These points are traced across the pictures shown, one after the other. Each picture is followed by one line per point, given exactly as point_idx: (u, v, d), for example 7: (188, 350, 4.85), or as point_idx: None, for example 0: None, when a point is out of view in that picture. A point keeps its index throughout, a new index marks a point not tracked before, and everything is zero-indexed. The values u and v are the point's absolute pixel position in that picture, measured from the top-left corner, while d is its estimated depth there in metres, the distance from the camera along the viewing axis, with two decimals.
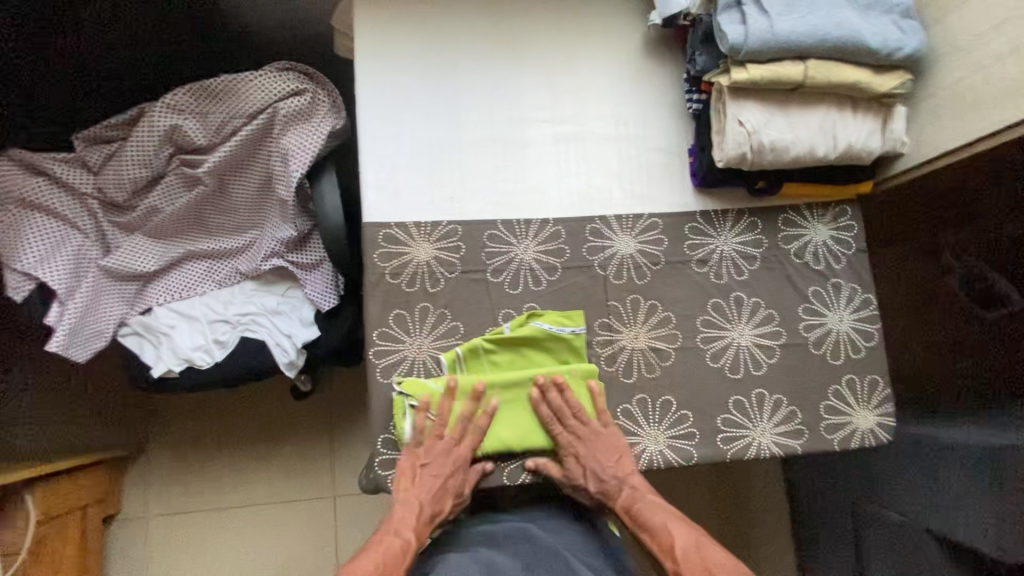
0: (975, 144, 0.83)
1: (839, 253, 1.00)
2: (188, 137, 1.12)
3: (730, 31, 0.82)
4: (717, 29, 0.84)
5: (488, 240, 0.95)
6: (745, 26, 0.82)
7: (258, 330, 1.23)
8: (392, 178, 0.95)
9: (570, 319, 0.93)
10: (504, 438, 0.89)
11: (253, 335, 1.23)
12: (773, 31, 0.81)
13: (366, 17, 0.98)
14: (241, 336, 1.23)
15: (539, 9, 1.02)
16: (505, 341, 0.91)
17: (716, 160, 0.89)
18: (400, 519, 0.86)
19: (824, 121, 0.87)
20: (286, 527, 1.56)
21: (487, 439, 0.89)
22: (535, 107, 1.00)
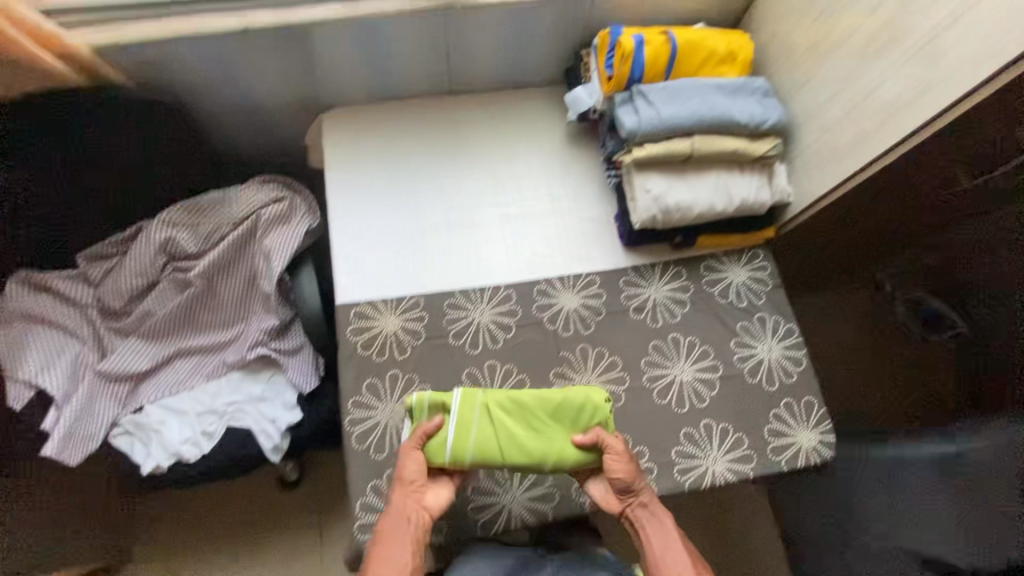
0: (839, 188, 0.99)
1: (759, 290, 1.14)
2: (179, 248, 1.26)
3: (625, 121, 1.01)
4: (617, 119, 1.03)
5: (448, 308, 1.07)
6: (637, 115, 1.01)
7: (243, 418, 1.31)
8: (360, 267, 1.09)
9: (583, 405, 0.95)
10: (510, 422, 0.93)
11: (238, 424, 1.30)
12: (660, 117, 0.99)
13: (333, 138, 1.18)
14: (228, 426, 1.30)
15: (477, 116, 1.23)
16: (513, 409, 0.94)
17: (634, 222, 1.05)
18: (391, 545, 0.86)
19: (717, 182, 1.04)
20: None
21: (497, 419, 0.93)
22: (482, 195, 1.17)
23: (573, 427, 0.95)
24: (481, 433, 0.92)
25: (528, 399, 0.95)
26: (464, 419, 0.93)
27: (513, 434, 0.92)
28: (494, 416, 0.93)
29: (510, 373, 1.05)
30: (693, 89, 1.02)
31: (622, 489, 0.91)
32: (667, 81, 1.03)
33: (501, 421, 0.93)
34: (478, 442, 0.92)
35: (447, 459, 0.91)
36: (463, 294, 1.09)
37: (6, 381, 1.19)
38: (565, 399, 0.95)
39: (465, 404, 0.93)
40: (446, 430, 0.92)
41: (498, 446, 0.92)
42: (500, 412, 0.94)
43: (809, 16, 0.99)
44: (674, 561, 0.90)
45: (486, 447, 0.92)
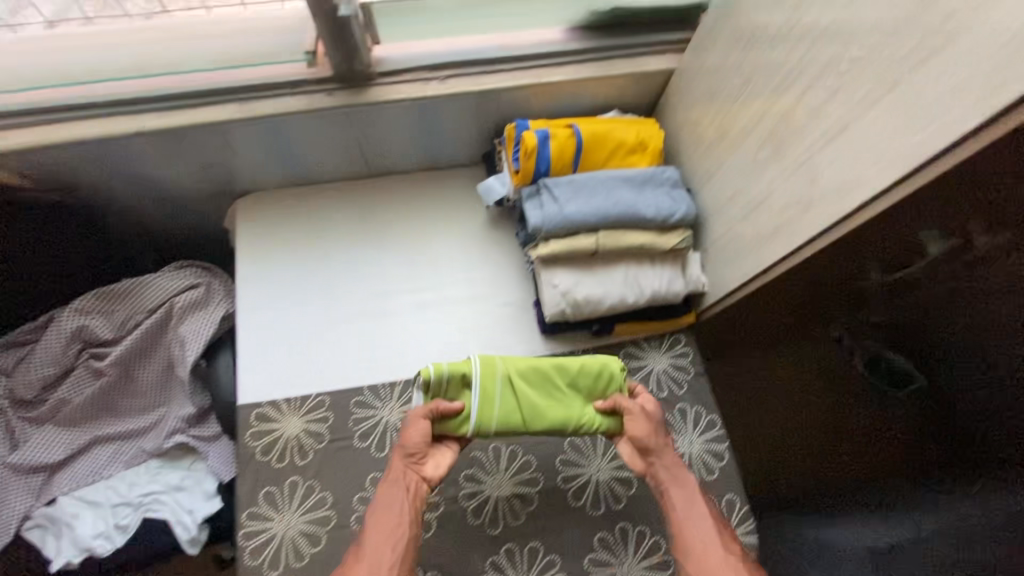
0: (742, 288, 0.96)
1: (680, 379, 1.10)
2: (93, 335, 1.22)
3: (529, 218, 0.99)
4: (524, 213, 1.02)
5: (354, 406, 1.04)
6: (541, 211, 0.99)
7: (159, 509, 1.25)
8: (264, 365, 1.06)
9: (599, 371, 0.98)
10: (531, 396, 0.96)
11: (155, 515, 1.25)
12: (563, 215, 0.98)
13: (245, 227, 1.15)
14: (144, 518, 1.24)
15: (395, 198, 1.20)
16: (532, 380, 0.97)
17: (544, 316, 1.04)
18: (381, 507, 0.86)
19: (627, 275, 1.02)
20: None
21: (520, 390, 0.96)
22: (395, 281, 1.14)
23: (589, 395, 0.99)
24: (503, 405, 0.95)
25: (547, 367, 0.98)
26: (486, 390, 0.95)
27: (533, 400, 0.96)
28: (515, 387, 0.96)
29: None
30: (599, 183, 1.01)
31: (645, 446, 0.93)
32: (573, 174, 1.02)
33: (522, 390, 0.96)
34: (501, 413, 0.95)
35: (469, 432, 0.94)
36: (372, 391, 1.05)
37: None
38: (582, 367, 0.98)
39: (487, 367, 0.96)
40: (468, 405, 0.94)
41: (522, 416, 0.95)
42: (520, 383, 0.96)
43: (711, 110, 0.98)
44: (699, 523, 0.87)
45: (509, 419, 0.95)
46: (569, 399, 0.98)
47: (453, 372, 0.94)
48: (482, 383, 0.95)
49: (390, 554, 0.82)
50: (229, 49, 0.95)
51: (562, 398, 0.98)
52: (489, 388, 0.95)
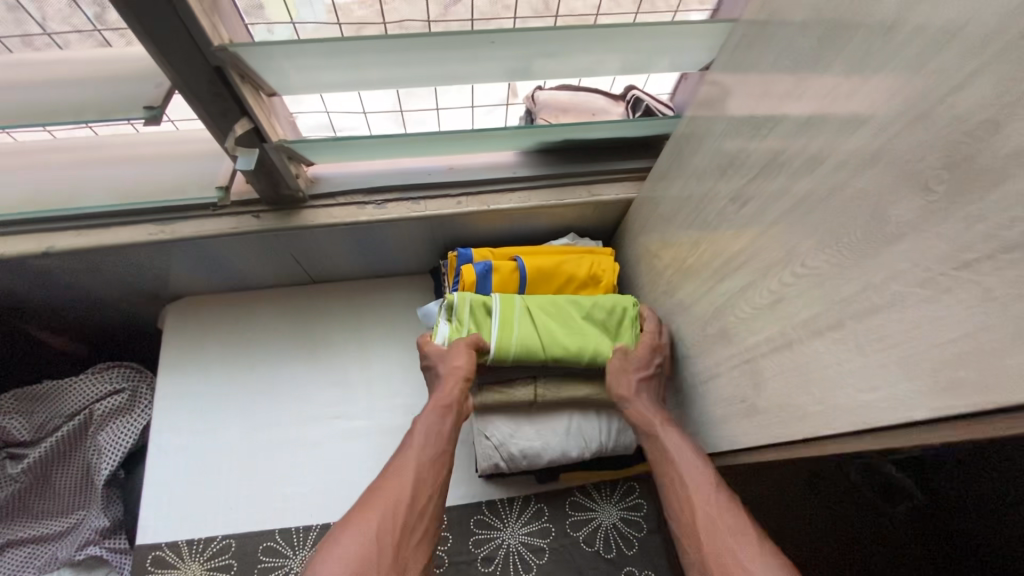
0: None
1: (631, 536, 0.97)
2: (9, 437, 1.14)
3: None
4: None
5: (262, 554, 0.92)
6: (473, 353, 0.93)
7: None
8: (172, 498, 0.97)
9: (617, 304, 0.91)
10: (549, 327, 0.88)
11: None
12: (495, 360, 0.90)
13: (176, 338, 1.09)
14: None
15: (339, 312, 1.13)
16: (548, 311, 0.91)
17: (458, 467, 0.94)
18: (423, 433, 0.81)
19: (570, 426, 0.92)
20: None
21: (538, 320, 0.89)
22: (327, 404, 1.06)
23: (607, 330, 0.91)
24: (521, 331, 0.87)
25: (561, 301, 0.92)
26: (503, 317, 0.89)
27: (554, 329, 0.88)
28: (531, 317, 0.89)
29: None
30: None
31: (615, 392, 0.84)
32: None
33: (540, 319, 0.89)
34: (520, 337, 0.87)
35: (488, 359, 0.88)
36: (284, 537, 0.94)
37: None
38: (598, 301, 0.92)
39: (506, 298, 0.90)
40: (486, 333, 0.88)
41: (542, 344, 0.87)
42: (536, 314, 0.89)
43: (666, 251, 0.89)
44: (687, 466, 0.73)
45: (529, 344, 0.86)
46: (588, 330, 0.90)
47: (468, 302, 0.90)
48: (498, 311, 0.89)
49: (434, 474, 0.78)
50: (142, 178, 0.87)
51: (579, 331, 0.90)
52: (504, 314, 0.89)
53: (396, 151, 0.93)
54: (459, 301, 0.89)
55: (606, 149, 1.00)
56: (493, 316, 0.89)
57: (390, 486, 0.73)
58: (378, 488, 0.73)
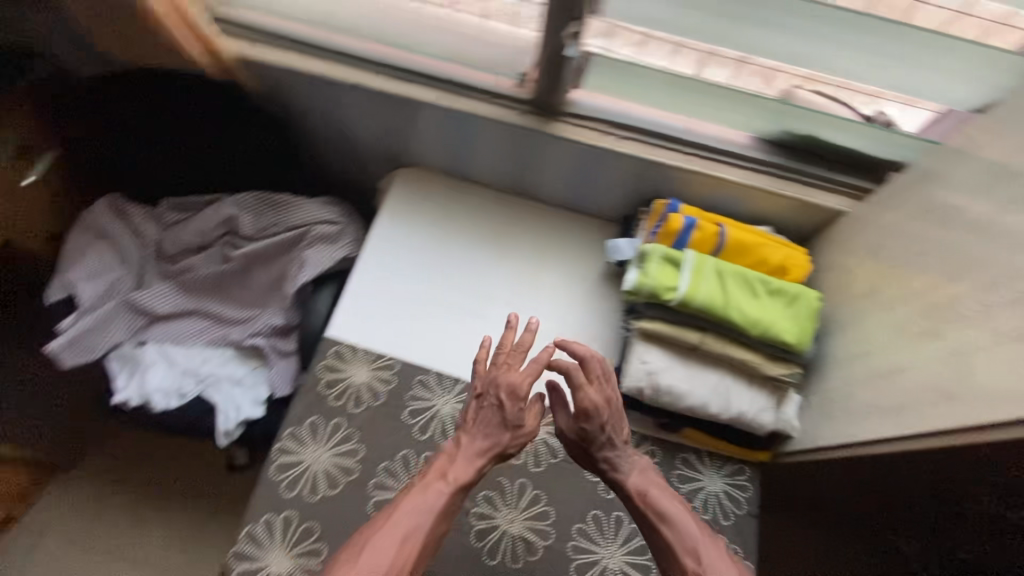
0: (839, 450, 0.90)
1: (729, 509, 1.04)
2: (238, 226, 1.38)
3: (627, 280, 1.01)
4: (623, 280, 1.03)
5: (416, 383, 1.09)
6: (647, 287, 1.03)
7: (213, 395, 1.37)
8: (362, 310, 1.17)
9: (798, 292, 0.99)
10: (735, 293, 0.98)
11: (216, 395, 1.38)
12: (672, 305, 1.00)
13: (397, 193, 1.28)
14: (212, 392, 1.38)
15: (531, 220, 1.26)
16: (736, 279, 0.99)
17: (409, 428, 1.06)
18: (453, 466, 0.92)
19: (719, 384, 1.00)
20: None
21: (727, 284, 0.98)
22: (501, 292, 1.20)
23: (786, 312, 0.98)
24: (710, 288, 0.97)
25: (748, 273, 1.00)
26: (696, 272, 0.98)
27: (739, 295, 0.97)
28: (721, 279, 0.98)
29: None
30: None
31: (587, 460, 0.98)
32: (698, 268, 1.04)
33: (728, 283, 0.98)
34: (707, 293, 0.97)
35: (674, 302, 0.97)
36: (436, 378, 1.10)
37: (59, 279, 1.35)
38: (781, 285, 0.99)
39: (701, 254, 1.00)
40: (679, 279, 0.98)
41: (725, 304, 0.97)
42: (726, 278, 0.98)
43: (871, 261, 0.95)
44: (677, 533, 0.88)
45: (714, 301, 0.97)
46: (768, 307, 0.98)
47: (665, 253, 1.00)
48: (693, 265, 0.99)
49: (426, 522, 0.86)
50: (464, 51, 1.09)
51: (760, 305, 0.98)
52: (697, 270, 0.98)
53: (655, 94, 1.06)
54: (656, 250, 1.00)
55: (835, 159, 1.08)
56: (687, 269, 0.99)
57: (382, 536, 0.83)
58: (391, 532, 0.84)
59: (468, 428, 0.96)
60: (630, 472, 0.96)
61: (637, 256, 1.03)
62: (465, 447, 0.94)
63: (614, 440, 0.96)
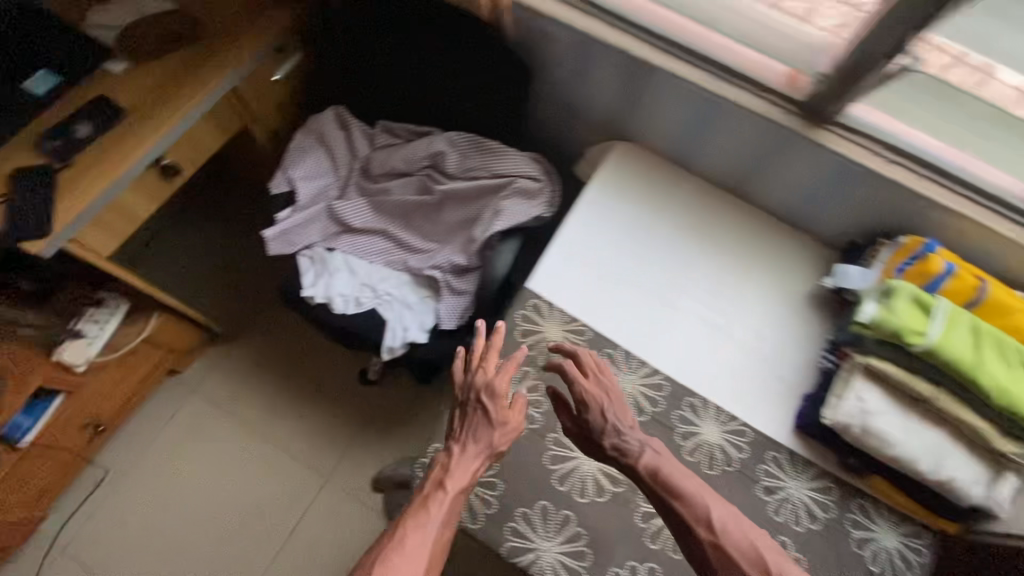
0: None
1: (900, 569, 0.99)
2: (444, 162, 1.43)
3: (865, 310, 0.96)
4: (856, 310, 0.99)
5: (604, 355, 1.09)
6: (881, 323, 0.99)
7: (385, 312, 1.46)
8: (562, 269, 1.16)
9: None
10: (989, 354, 0.92)
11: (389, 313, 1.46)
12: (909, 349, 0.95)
13: (612, 165, 1.27)
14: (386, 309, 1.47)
15: (741, 223, 1.23)
16: (990, 340, 0.93)
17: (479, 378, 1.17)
18: (452, 476, 0.92)
19: (937, 443, 0.95)
20: (278, 466, 1.81)
21: (981, 342, 0.92)
22: (700, 287, 1.17)
23: None
24: (961, 342, 0.92)
25: (1004, 338, 0.93)
26: (948, 322, 0.93)
27: (992, 358, 0.91)
28: (973, 336, 0.93)
29: None
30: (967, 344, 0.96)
31: (595, 451, 0.97)
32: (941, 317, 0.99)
33: (981, 343, 0.92)
34: (957, 346, 0.92)
35: (919, 348, 0.93)
36: (623, 353, 1.10)
37: (280, 172, 1.45)
38: None
39: (955, 306, 0.95)
40: (928, 326, 0.93)
41: (975, 363, 0.91)
42: (979, 336, 0.93)
43: None
44: (688, 507, 0.85)
45: (963, 357, 0.91)
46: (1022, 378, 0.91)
47: (914, 295, 0.96)
48: (945, 314, 0.94)
49: (432, 536, 0.86)
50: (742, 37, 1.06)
51: (1013, 374, 0.91)
52: (948, 321, 0.94)
53: (945, 120, 0.98)
54: (906, 289, 0.96)
55: None
56: (938, 317, 0.94)
57: (393, 564, 0.82)
58: (401, 557, 0.83)
59: (458, 438, 0.96)
60: (639, 453, 0.92)
61: (880, 290, 0.99)
62: (459, 454, 0.94)
63: (607, 425, 0.95)
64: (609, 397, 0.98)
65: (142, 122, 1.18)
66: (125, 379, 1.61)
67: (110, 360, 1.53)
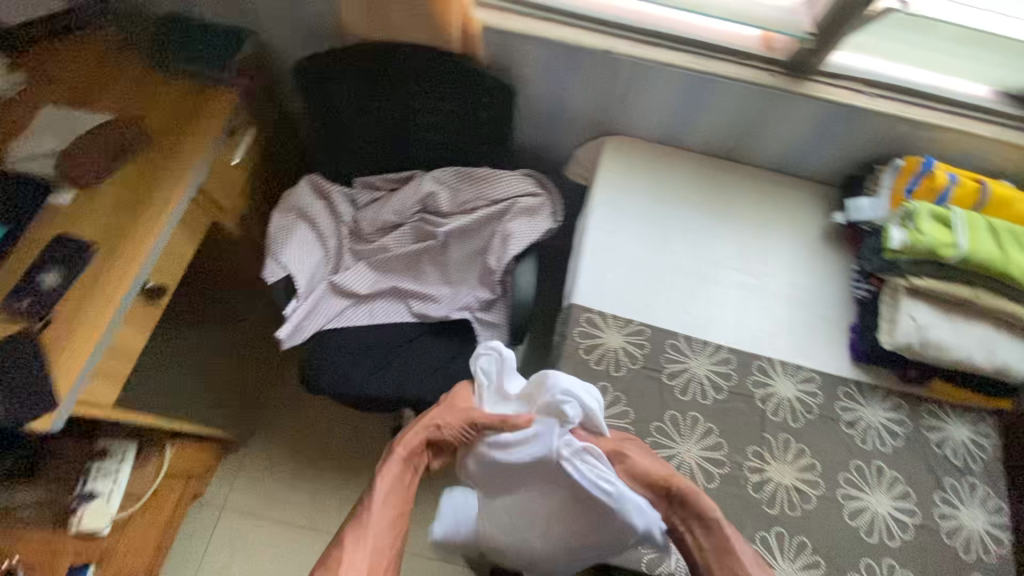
0: None
1: (976, 455, 1.09)
2: (437, 204, 1.38)
3: (865, 214, 1.13)
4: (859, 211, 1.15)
5: (668, 347, 1.11)
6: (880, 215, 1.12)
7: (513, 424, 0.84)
8: (599, 278, 1.17)
9: None
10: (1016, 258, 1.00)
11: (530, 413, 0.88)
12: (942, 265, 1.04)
13: (610, 161, 1.28)
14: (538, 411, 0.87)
15: (744, 184, 1.28)
16: (1002, 230, 1.02)
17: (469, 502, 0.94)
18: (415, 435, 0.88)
19: (986, 338, 1.04)
20: None
21: (1003, 248, 1.00)
22: (728, 257, 1.21)
23: None
24: (989, 241, 1.00)
25: (1006, 228, 1.02)
26: (971, 227, 1.01)
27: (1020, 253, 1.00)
28: (996, 236, 1.01)
29: (709, 432, 1.06)
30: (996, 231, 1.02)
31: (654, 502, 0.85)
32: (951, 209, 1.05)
33: (1004, 236, 1.01)
34: (987, 247, 1.00)
35: (952, 258, 1.00)
36: (684, 340, 1.12)
37: (268, 259, 1.34)
38: None
39: (969, 214, 1.03)
40: (958, 237, 1.00)
41: (1006, 258, 1.00)
42: (1001, 234, 1.01)
43: None
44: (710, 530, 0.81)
45: (995, 257, 0.99)
46: None
47: (925, 214, 1.03)
48: (961, 221, 1.02)
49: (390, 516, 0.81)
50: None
51: None
52: (968, 230, 1.01)
53: (894, 50, 1.10)
54: (920, 209, 1.03)
55: None
56: (954, 226, 1.02)
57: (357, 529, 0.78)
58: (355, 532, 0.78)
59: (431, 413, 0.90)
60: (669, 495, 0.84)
61: (900, 216, 1.06)
62: (431, 428, 0.88)
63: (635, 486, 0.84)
64: (615, 457, 0.87)
65: (116, 252, 1.07)
66: (150, 524, 1.46)
67: (131, 512, 1.38)
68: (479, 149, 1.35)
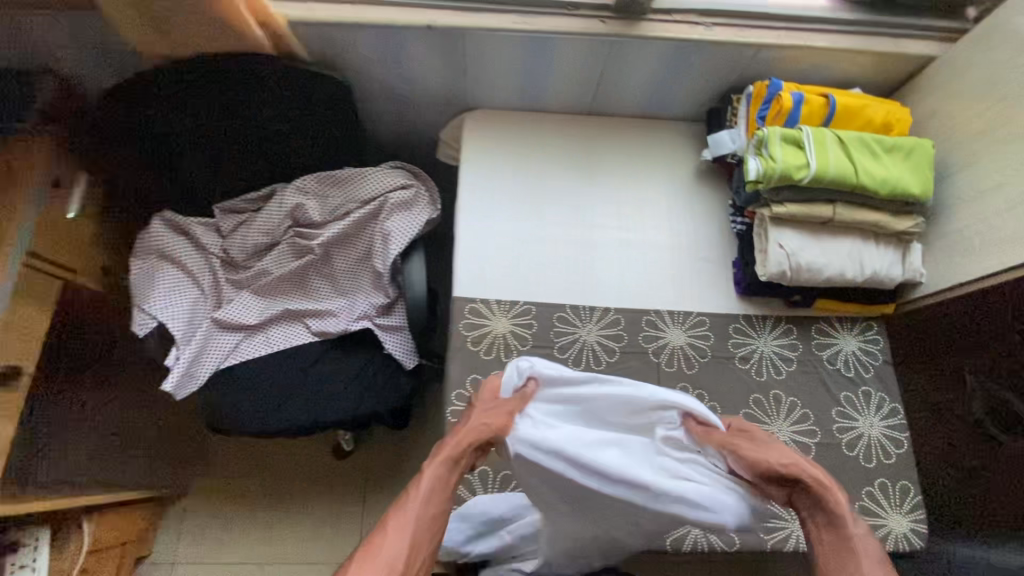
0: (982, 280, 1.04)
1: (867, 362, 1.12)
2: (306, 215, 1.30)
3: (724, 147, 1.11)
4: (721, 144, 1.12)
5: (557, 321, 1.09)
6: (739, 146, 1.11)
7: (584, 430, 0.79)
8: (477, 263, 1.12)
9: (902, 144, 1.03)
10: (867, 167, 1.00)
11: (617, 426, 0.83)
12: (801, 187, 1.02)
13: (472, 138, 1.22)
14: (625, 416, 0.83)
15: (612, 136, 1.24)
16: (851, 141, 1.02)
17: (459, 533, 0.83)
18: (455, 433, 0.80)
19: (853, 250, 1.05)
20: None
21: (852, 160, 1.00)
22: (606, 215, 1.18)
23: (896, 154, 1.03)
24: (839, 155, 1.00)
25: (853, 138, 1.02)
26: (820, 143, 1.00)
27: (868, 163, 1.01)
28: (845, 149, 1.01)
29: None
30: (845, 143, 1.01)
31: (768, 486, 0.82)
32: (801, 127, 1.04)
33: (852, 147, 1.01)
34: (837, 161, 0.99)
35: (806, 178, 0.99)
36: (572, 310, 1.10)
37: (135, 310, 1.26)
38: (897, 140, 1.03)
39: (817, 130, 1.02)
40: (808, 156, 0.99)
41: (856, 170, 0.99)
42: (849, 146, 1.01)
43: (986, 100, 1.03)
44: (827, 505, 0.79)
45: (845, 170, 0.99)
46: (888, 167, 1.02)
47: (777, 137, 1.00)
48: (810, 139, 1.00)
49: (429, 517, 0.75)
50: None
51: (883, 169, 1.01)
52: (818, 146, 1.00)
53: None
54: (771, 133, 1.00)
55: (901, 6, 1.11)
56: (804, 145, 1.00)
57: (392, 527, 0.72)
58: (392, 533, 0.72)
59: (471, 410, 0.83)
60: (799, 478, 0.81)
61: (755, 143, 1.03)
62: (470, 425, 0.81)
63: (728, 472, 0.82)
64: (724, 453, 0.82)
65: None
66: None
67: None
68: (336, 150, 1.28)
